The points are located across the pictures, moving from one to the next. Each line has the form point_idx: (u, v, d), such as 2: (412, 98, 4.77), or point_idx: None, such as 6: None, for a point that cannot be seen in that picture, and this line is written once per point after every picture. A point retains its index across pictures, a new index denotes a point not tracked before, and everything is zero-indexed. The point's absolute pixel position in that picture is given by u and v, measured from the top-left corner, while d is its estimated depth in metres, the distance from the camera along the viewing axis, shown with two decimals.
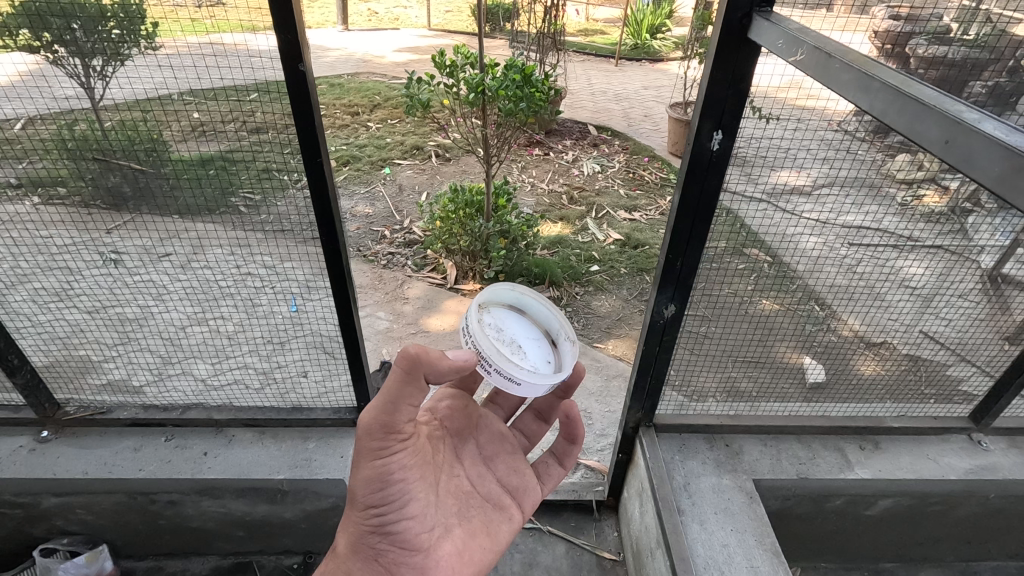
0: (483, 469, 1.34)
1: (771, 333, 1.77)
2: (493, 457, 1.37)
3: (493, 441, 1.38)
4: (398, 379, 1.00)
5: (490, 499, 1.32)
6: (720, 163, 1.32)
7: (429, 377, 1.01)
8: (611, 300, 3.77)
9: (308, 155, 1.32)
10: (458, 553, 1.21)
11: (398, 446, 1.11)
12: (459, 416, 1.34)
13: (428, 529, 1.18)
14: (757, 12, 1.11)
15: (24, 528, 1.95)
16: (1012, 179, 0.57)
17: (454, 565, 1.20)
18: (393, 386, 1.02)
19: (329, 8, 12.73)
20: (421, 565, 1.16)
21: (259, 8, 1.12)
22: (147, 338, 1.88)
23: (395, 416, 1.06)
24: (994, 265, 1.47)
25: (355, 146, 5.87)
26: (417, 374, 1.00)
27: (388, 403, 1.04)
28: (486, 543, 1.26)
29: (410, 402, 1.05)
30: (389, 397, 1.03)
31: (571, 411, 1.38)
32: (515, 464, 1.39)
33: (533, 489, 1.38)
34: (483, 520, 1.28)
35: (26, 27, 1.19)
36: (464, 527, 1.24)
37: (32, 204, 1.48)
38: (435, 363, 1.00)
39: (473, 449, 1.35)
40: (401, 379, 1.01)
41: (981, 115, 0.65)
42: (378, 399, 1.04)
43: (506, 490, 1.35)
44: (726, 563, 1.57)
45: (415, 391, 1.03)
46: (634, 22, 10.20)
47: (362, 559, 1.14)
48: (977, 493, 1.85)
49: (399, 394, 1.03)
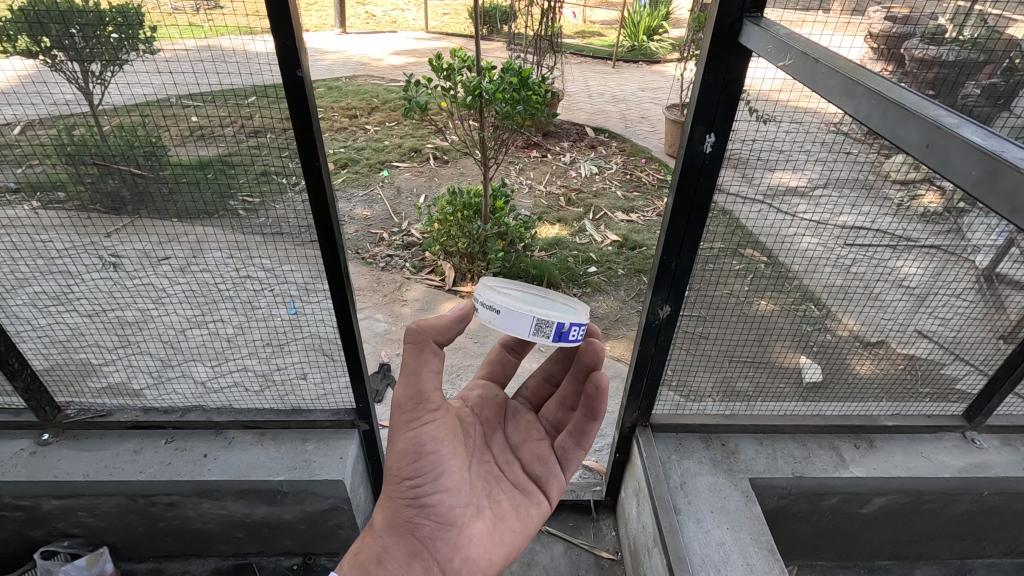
0: (509, 456, 1.36)
1: (767, 334, 1.82)
2: (519, 446, 1.38)
3: (519, 430, 1.40)
4: (410, 351, 1.07)
5: (517, 485, 1.33)
6: (713, 165, 1.33)
7: (438, 338, 1.07)
8: (609, 301, 3.79)
9: (306, 159, 1.33)
10: (489, 531, 1.21)
11: (432, 417, 1.13)
12: (487, 405, 1.38)
13: (461, 504, 1.18)
14: (748, 17, 1.13)
15: (24, 532, 1.96)
16: (986, 183, 0.59)
17: (485, 543, 1.19)
18: (408, 357, 1.07)
19: (326, 11, 12.75)
20: (454, 539, 1.15)
21: (256, 13, 1.14)
22: (146, 341, 1.87)
23: (422, 385, 1.11)
24: (989, 265, 1.48)
25: (353, 149, 5.88)
26: (425, 340, 1.06)
27: (410, 375, 1.09)
28: (515, 524, 1.27)
29: (430, 369, 1.09)
30: (410, 370, 1.09)
31: (602, 383, 1.26)
32: (538, 450, 1.38)
33: (557, 474, 1.37)
34: (513, 505, 1.29)
35: (25, 34, 1.22)
36: (495, 510, 1.25)
37: (32, 208, 1.50)
38: (447, 330, 1.08)
39: (501, 437, 1.37)
40: (417, 352, 1.07)
41: (959, 119, 0.67)
42: (401, 372, 1.11)
43: (532, 476, 1.35)
44: (722, 560, 1.57)
45: (431, 361, 1.09)
46: (630, 24, 10.27)
47: (398, 534, 1.13)
48: (971, 491, 1.86)
49: (417, 365, 1.08)
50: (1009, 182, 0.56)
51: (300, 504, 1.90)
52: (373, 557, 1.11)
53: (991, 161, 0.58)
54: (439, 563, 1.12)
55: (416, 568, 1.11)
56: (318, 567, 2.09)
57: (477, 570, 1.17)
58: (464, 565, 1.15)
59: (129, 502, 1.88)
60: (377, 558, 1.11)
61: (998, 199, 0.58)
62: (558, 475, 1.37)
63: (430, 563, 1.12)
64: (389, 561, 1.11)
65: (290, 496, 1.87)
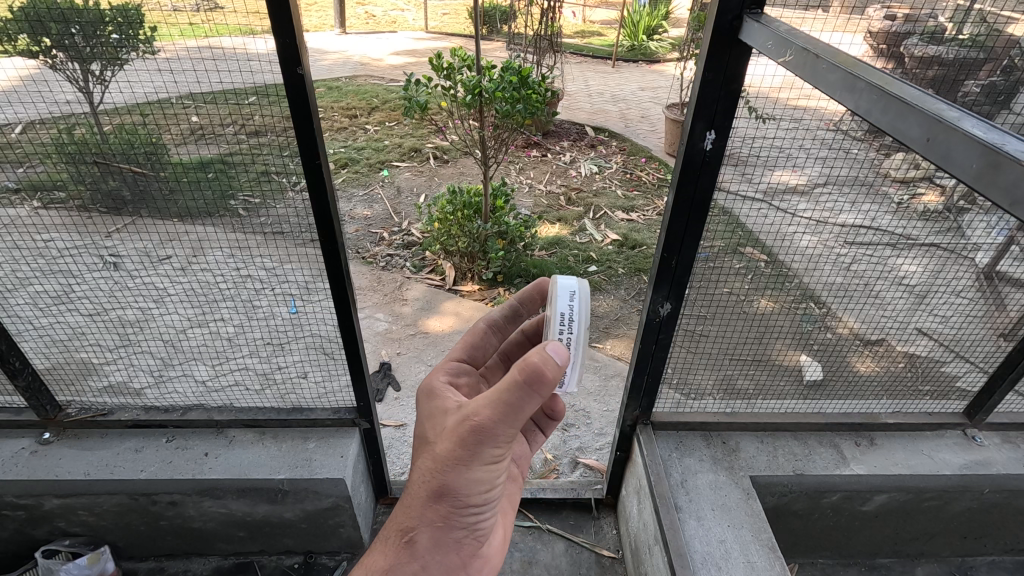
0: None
1: (767, 332, 1.84)
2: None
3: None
4: (526, 393, 0.91)
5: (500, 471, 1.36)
6: (713, 163, 1.32)
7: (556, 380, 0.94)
8: (609, 300, 3.79)
9: (307, 159, 1.34)
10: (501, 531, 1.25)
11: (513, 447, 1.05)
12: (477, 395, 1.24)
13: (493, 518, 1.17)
14: (748, 14, 1.12)
15: (26, 530, 1.97)
16: (987, 176, 0.59)
17: (499, 540, 1.24)
18: (521, 398, 0.91)
19: (326, 11, 12.75)
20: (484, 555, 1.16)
21: (257, 12, 1.14)
22: (146, 341, 1.91)
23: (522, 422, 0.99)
24: (990, 262, 1.49)
25: (353, 149, 5.88)
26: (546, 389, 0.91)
27: (509, 412, 0.93)
28: (511, 515, 1.32)
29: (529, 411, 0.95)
30: (513, 409, 0.93)
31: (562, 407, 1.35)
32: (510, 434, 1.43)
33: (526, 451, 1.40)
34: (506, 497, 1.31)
35: (26, 33, 1.22)
36: (501, 506, 1.28)
37: (32, 208, 1.51)
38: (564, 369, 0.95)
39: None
40: (535, 399, 0.92)
41: (962, 113, 0.67)
42: (499, 411, 0.94)
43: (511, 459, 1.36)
44: (723, 558, 1.57)
45: (537, 405, 0.94)
46: (630, 23, 10.27)
47: (440, 553, 1.07)
48: (971, 488, 1.86)
49: (524, 406, 0.93)
50: (1010, 174, 0.56)
51: (300, 503, 1.90)
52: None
53: (993, 154, 0.58)
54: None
55: None
56: (319, 565, 2.09)
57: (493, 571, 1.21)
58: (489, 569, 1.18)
59: (130, 501, 1.88)
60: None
61: (999, 192, 0.57)
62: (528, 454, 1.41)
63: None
64: None
65: (291, 495, 1.87)
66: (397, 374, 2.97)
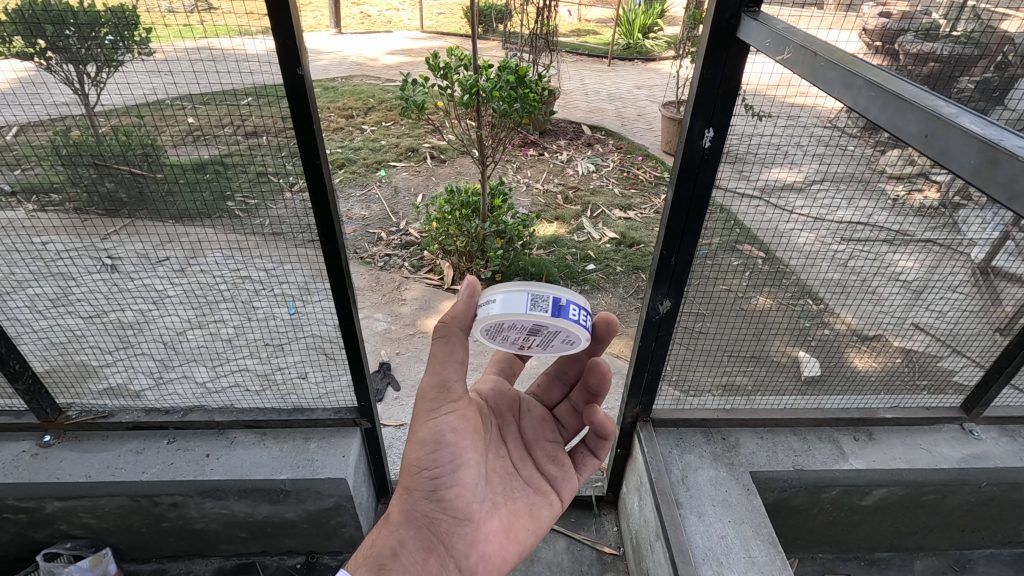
0: (522, 452, 1.41)
1: (765, 328, 1.86)
2: (533, 442, 1.44)
3: (534, 425, 1.46)
4: (440, 342, 1.13)
5: (531, 483, 1.38)
6: (711, 162, 1.33)
7: (460, 326, 1.11)
8: (607, 298, 3.80)
9: (308, 158, 1.32)
10: (501, 530, 1.27)
11: (453, 408, 1.19)
12: (503, 399, 1.43)
13: (477, 500, 1.24)
14: (746, 12, 1.12)
15: (26, 534, 1.97)
16: (986, 171, 0.60)
17: (499, 541, 1.26)
18: (437, 348, 1.14)
19: (321, 11, 12.69)
20: (470, 534, 1.22)
21: (254, 12, 1.13)
22: (147, 344, 1.90)
23: (446, 375, 1.16)
24: (985, 258, 1.53)
25: (350, 149, 5.86)
26: (452, 331, 1.12)
27: (438, 361, 1.14)
28: (527, 523, 1.32)
29: (455, 361, 1.14)
30: (438, 358, 1.14)
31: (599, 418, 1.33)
32: (553, 453, 1.45)
33: (572, 476, 1.44)
34: (525, 502, 1.34)
35: (20, 35, 1.21)
36: (510, 507, 1.30)
37: (29, 210, 1.50)
38: (464, 316, 1.12)
39: (515, 431, 1.42)
40: (440, 343, 1.13)
41: (958, 109, 0.68)
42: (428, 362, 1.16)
43: (546, 478, 1.41)
44: (724, 553, 1.58)
45: (450, 346, 1.13)
46: (627, 22, 10.28)
47: (414, 528, 1.18)
48: (970, 482, 1.87)
49: (444, 355, 1.13)
50: (1009, 168, 0.57)
51: (301, 503, 1.90)
52: (389, 550, 1.16)
53: (990, 149, 0.59)
54: (455, 559, 1.19)
55: (431, 564, 1.16)
56: (321, 565, 2.10)
57: (490, 567, 1.24)
58: (480, 562, 1.22)
59: (132, 503, 1.88)
60: (393, 552, 1.15)
61: (998, 187, 0.58)
62: (572, 476, 1.44)
63: (446, 559, 1.18)
64: (404, 555, 1.15)
65: (292, 495, 1.87)
66: (396, 373, 2.98)
